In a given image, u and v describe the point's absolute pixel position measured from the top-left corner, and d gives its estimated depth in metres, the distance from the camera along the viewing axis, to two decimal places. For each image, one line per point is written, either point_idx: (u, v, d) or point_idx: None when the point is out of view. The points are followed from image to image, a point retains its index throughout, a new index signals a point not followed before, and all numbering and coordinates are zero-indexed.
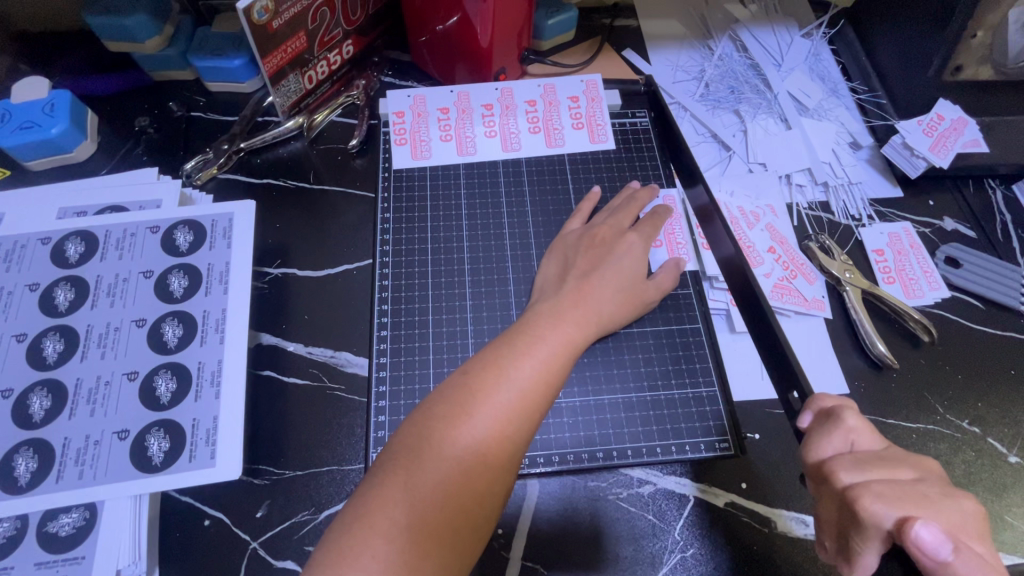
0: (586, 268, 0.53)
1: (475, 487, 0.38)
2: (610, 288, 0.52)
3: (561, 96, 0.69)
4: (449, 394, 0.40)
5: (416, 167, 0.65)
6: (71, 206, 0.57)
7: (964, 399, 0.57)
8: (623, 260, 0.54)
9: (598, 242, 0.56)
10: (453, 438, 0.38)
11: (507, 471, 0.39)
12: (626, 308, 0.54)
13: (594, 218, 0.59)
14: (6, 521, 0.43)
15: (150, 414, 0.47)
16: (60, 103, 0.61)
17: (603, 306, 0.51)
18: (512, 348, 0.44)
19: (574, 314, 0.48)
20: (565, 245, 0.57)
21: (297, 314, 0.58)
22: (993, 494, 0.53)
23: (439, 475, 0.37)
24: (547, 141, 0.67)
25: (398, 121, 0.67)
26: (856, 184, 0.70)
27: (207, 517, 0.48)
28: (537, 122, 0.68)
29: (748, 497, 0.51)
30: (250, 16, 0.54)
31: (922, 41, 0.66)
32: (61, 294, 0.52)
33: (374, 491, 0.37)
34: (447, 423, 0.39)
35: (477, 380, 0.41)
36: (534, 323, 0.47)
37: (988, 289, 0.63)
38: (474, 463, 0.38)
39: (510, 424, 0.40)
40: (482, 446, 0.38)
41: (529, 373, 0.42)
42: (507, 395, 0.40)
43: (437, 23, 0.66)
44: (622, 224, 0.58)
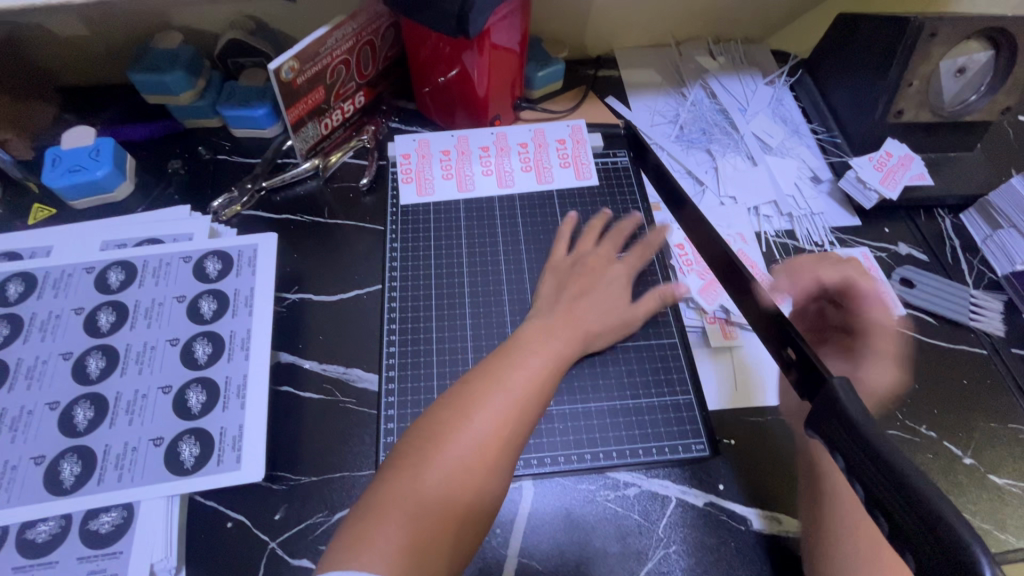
0: (579, 290, 0.60)
1: (476, 484, 0.43)
2: (598, 307, 0.60)
3: (549, 139, 0.77)
4: (450, 405, 0.47)
5: (421, 203, 0.72)
6: (112, 239, 0.64)
7: (921, 406, 0.63)
8: (612, 287, 0.62)
9: (588, 269, 0.63)
10: (455, 440, 0.44)
11: (503, 469, 0.45)
12: (614, 329, 0.61)
13: (580, 245, 0.66)
14: (51, 520, 0.48)
15: (182, 423, 0.53)
16: (104, 149, 0.69)
17: (591, 321, 0.58)
18: (506, 363, 0.50)
19: (562, 335, 0.55)
20: (560, 270, 0.63)
21: (313, 334, 0.64)
22: (949, 493, 0.58)
23: (444, 472, 0.43)
24: (537, 178, 0.75)
25: (405, 162, 0.74)
26: (818, 214, 0.77)
27: (230, 520, 0.53)
28: (529, 162, 0.76)
29: (725, 497, 0.56)
30: (279, 75, 0.63)
31: (867, 88, 0.75)
32: (103, 316, 0.58)
33: (384, 488, 0.42)
34: (448, 428, 0.45)
35: (477, 388, 0.48)
36: (524, 341, 0.54)
37: (939, 306, 0.69)
38: (473, 462, 0.44)
39: (505, 428, 0.46)
40: (480, 447, 0.44)
41: (521, 384, 0.48)
42: (501, 403, 0.47)
43: (438, 76, 0.74)
44: (607, 253, 0.66)
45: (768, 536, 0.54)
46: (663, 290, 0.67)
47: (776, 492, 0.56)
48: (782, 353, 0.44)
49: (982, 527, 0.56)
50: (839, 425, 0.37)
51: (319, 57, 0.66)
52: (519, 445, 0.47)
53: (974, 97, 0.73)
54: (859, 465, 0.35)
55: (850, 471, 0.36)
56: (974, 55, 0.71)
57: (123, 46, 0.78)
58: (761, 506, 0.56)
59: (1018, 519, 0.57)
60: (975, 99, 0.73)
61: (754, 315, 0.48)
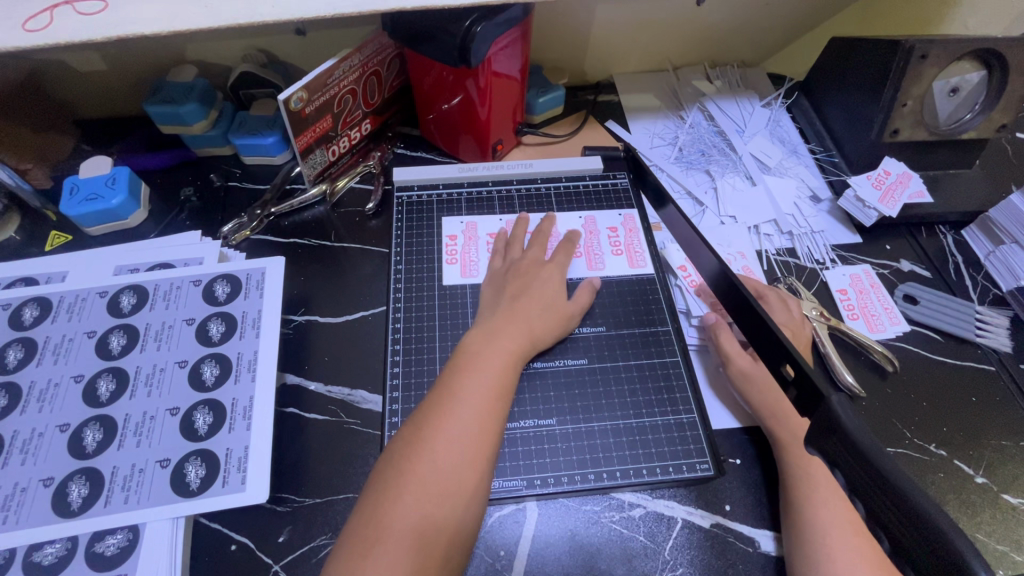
0: (514, 292, 0.61)
1: (456, 502, 0.44)
2: (537, 305, 0.60)
3: (601, 226, 0.75)
4: (423, 424, 0.48)
5: (463, 284, 0.69)
6: (125, 263, 0.65)
7: (930, 424, 0.62)
8: (546, 285, 0.63)
9: (522, 272, 0.64)
10: (431, 459, 0.45)
11: (481, 485, 0.46)
12: (557, 325, 0.61)
13: (513, 250, 0.68)
14: (57, 543, 0.48)
15: (188, 445, 0.53)
16: (121, 178, 0.71)
17: (532, 324, 0.59)
18: (465, 375, 0.51)
19: (508, 336, 0.56)
20: (495, 277, 0.65)
21: (319, 355, 0.65)
22: (963, 513, 0.57)
23: (426, 492, 0.44)
24: (588, 264, 0.70)
25: (450, 243, 0.73)
26: (818, 232, 0.78)
27: (234, 542, 0.53)
28: (580, 247, 0.72)
29: (731, 518, 0.55)
30: (288, 105, 0.65)
31: (863, 109, 0.76)
32: (114, 340, 0.59)
33: (369, 512, 0.43)
34: (424, 447, 0.46)
35: (439, 404, 0.49)
36: (478, 348, 0.55)
37: (945, 322, 0.69)
38: (450, 480, 0.45)
39: (475, 442, 0.47)
40: (456, 464, 0.45)
41: (478, 394, 0.50)
42: (465, 416, 0.48)
43: (443, 103, 0.76)
44: (539, 257, 0.66)
45: (777, 559, 0.53)
46: (663, 306, 0.68)
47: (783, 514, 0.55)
48: (782, 370, 0.44)
49: (999, 549, 0.55)
50: (838, 440, 0.37)
51: (326, 88, 0.68)
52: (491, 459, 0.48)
53: (968, 116, 0.74)
54: (861, 480, 0.35)
55: (851, 486, 0.36)
56: (966, 75, 0.72)
57: (140, 80, 0.82)
58: (767, 526, 0.55)
59: None
60: (969, 118, 0.74)
61: (750, 330, 0.48)
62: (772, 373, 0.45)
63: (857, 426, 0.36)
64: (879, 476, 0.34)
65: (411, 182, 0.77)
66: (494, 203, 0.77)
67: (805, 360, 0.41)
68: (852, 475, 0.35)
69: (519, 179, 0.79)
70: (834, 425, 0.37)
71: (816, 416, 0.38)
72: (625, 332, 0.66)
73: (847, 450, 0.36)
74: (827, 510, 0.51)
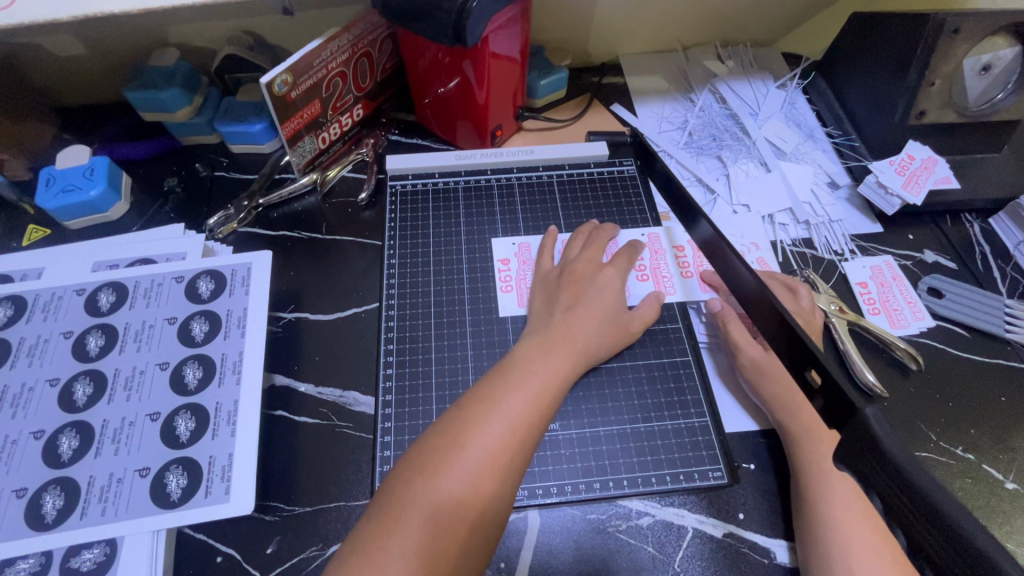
0: (570, 301, 0.57)
1: (485, 490, 0.42)
2: (595, 317, 0.56)
3: (666, 245, 0.69)
4: (466, 408, 0.46)
5: (521, 315, 0.63)
6: (104, 259, 0.62)
7: (957, 425, 0.58)
8: (604, 294, 0.58)
9: (578, 277, 0.60)
10: (471, 442, 0.43)
11: (508, 492, 0.43)
12: (614, 338, 0.58)
13: (569, 252, 0.64)
14: (30, 557, 0.46)
15: (170, 452, 0.50)
16: (99, 169, 0.68)
17: (589, 338, 0.55)
18: (514, 371, 0.49)
19: (562, 349, 0.53)
20: (549, 281, 0.61)
21: (309, 355, 0.61)
22: (992, 520, 0.53)
23: (459, 474, 0.41)
24: (658, 289, 0.65)
25: (503, 269, 0.66)
26: (837, 221, 0.73)
27: (219, 553, 0.50)
28: (645, 270, 0.66)
29: (745, 527, 0.52)
30: (271, 89, 0.61)
31: (887, 90, 0.72)
32: (92, 340, 0.56)
33: (398, 485, 0.41)
34: (465, 430, 0.44)
35: (474, 411, 0.45)
36: (524, 356, 0.51)
37: (972, 317, 0.64)
38: (486, 467, 0.42)
39: (514, 438, 0.44)
40: (488, 467, 0.42)
41: (519, 405, 0.46)
42: (502, 427, 0.44)
43: (439, 86, 0.72)
44: (595, 259, 0.62)
45: (795, 571, 0.50)
46: (672, 302, 0.64)
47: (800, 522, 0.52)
48: (806, 376, 0.40)
49: None
50: (873, 457, 0.33)
51: (313, 70, 0.64)
52: (529, 460, 0.45)
53: (1001, 96, 0.69)
54: (898, 503, 0.31)
55: (887, 510, 0.32)
56: (999, 51, 0.67)
57: (121, 64, 0.77)
58: (783, 536, 0.52)
59: None
60: (1001, 98, 0.69)
61: (771, 329, 0.44)
62: (796, 380, 0.42)
63: (895, 443, 0.32)
64: (922, 501, 0.30)
65: (405, 171, 0.74)
66: (493, 191, 0.73)
67: (833, 365, 0.37)
68: (886, 494, 0.32)
69: (520, 167, 0.75)
70: (866, 439, 0.33)
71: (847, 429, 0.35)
72: None
73: (882, 470, 0.32)
74: (849, 520, 0.47)
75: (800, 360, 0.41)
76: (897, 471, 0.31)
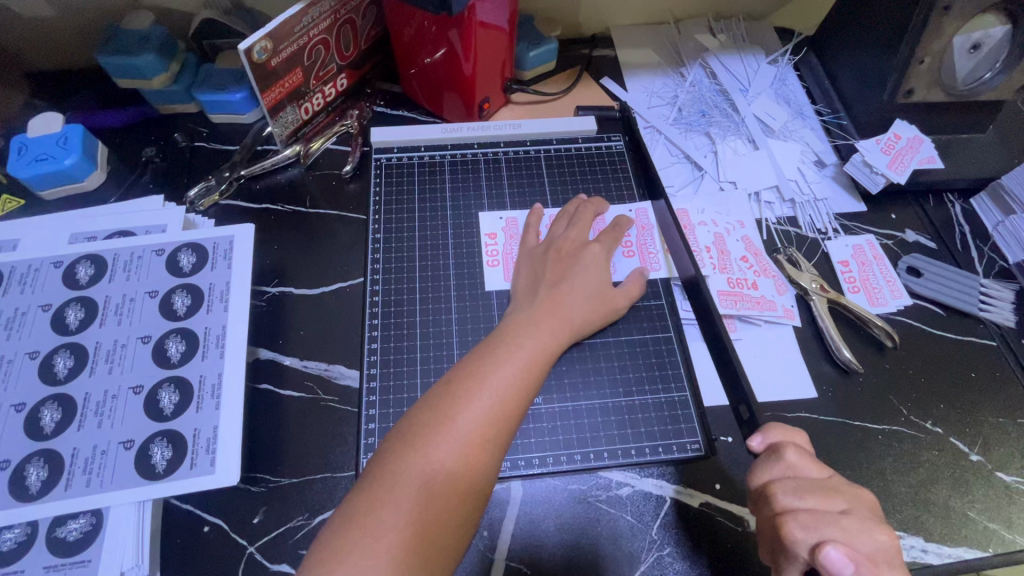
0: (555, 278, 0.57)
1: (475, 460, 0.42)
2: (580, 293, 0.57)
3: (653, 221, 0.69)
4: (455, 381, 0.46)
5: (507, 291, 0.63)
6: (81, 231, 0.61)
7: (927, 401, 0.60)
8: (589, 271, 0.59)
9: (564, 254, 0.60)
10: (460, 415, 0.44)
11: (495, 463, 0.44)
12: (598, 314, 0.58)
13: (555, 229, 0.63)
14: (16, 528, 0.46)
15: (153, 425, 0.51)
16: (74, 137, 0.66)
17: (574, 314, 0.56)
18: (501, 346, 0.50)
19: (548, 324, 0.53)
20: (534, 257, 0.61)
21: (294, 328, 0.61)
22: (956, 491, 0.56)
23: (450, 444, 0.42)
24: (643, 265, 0.65)
25: (490, 243, 0.66)
26: (822, 200, 0.74)
27: (207, 523, 0.50)
28: (631, 246, 0.66)
29: (721, 497, 0.54)
30: (251, 56, 0.59)
31: (877, 67, 0.71)
32: (71, 313, 0.55)
33: (388, 457, 0.42)
34: (452, 403, 0.44)
35: (462, 385, 0.46)
36: (511, 331, 0.52)
37: (947, 296, 0.66)
38: (475, 437, 0.43)
39: (503, 409, 0.45)
40: (476, 439, 0.43)
41: (506, 378, 0.47)
42: (489, 401, 0.45)
43: (425, 56, 0.70)
44: (582, 236, 0.62)
45: None
46: (656, 278, 0.65)
47: None
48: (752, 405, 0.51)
49: (989, 526, 0.54)
50: None
51: (293, 37, 0.62)
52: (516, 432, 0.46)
53: (989, 75, 0.69)
54: None
55: None
56: (990, 29, 0.66)
57: (92, 26, 0.74)
58: None
59: None
60: (989, 77, 0.68)
61: None
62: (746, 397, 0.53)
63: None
64: None
65: (392, 144, 0.72)
66: (480, 166, 0.72)
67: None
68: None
69: (507, 142, 0.74)
70: None
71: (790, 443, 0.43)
72: None
73: None
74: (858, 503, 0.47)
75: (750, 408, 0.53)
76: None
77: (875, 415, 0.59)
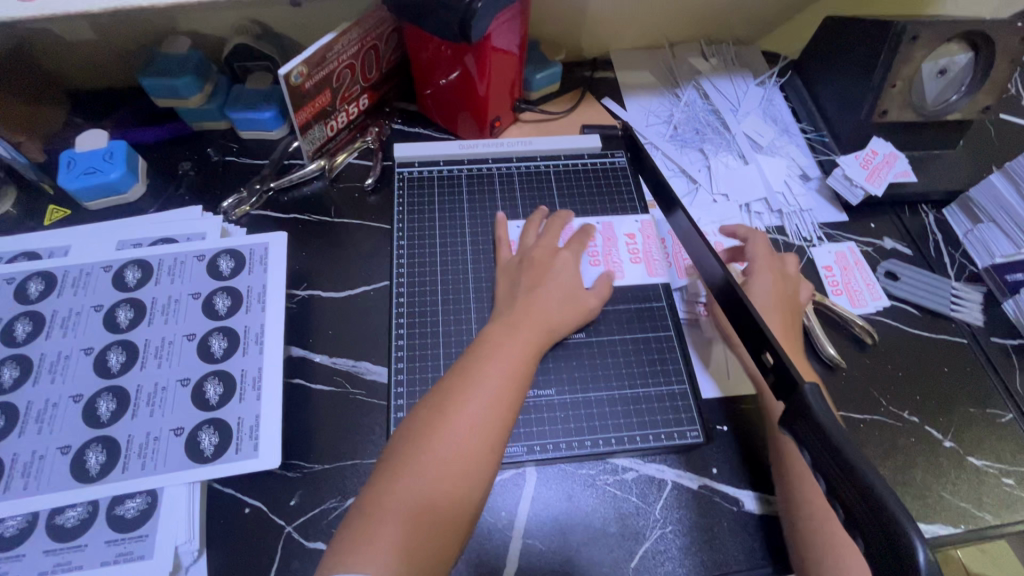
0: (532, 284, 0.63)
1: (469, 453, 0.48)
2: (555, 296, 0.62)
3: (658, 232, 0.75)
4: (448, 386, 0.52)
5: None
6: (127, 238, 0.66)
7: (904, 393, 0.66)
8: (562, 275, 0.64)
9: (538, 262, 0.65)
10: (453, 414, 0.50)
11: (491, 454, 0.49)
12: (575, 313, 0.63)
13: (528, 240, 0.69)
14: (78, 506, 0.50)
15: (201, 414, 0.55)
16: (118, 152, 0.71)
17: (552, 311, 0.61)
18: (470, 374, 0.53)
19: (528, 324, 0.59)
20: (510, 269, 0.66)
21: (324, 328, 0.66)
22: (931, 474, 0.61)
23: (422, 479, 0.46)
24: (649, 270, 0.71)
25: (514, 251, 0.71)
26: (807, 211, 0.80)
27: (248, 505, 0.55)
28: (637, 253, 0.72)
29: (717, 480, 0.59)
30: (288, 80, 0.65)
31: (855, 89, 0.78)
32: (122, 313, 0.60)
33: (393, 456, 0.48)
34: (446, 405, 0.50)
35: (453, 389, 0.52)
36: (499, 335, 0.57)
37: (922, 298, 0.72)
38: (468, 433, 0.49)
39: (476, 435, 0.49)
40: (469, 434, 0.49)
41: (495, 379, 0.52)
42: (480, 399, 0.51)
43: (441, 78, 0.76)
44: (551, 244, 0.68)
45: (760, 517, 0.57)
46: (658, 282, 0.70)
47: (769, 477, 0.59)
48: (762, 358, 0.48)
49: (961, 506, 0.59)
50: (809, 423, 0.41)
51: (325, 62, 0.68)
52: (494, 460, 0.49)
53: (955, 97, 0.76)
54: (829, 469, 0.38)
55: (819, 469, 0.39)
56: (955, 57, 0.74)
57: (132, 49, 0.80)
58: (751, 487, 0.59)
59: (995, 498, 0.60)
60: (956, 99, 0.76)
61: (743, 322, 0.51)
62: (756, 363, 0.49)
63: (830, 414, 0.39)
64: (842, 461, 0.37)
65: (411, 159, 0.78)
66: (494, 179, 0.78)
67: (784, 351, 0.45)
68: (826, 467, 0.39)
69: (517, 157, 0.80)
70: (804, 411, 0.41)
71: (790, 402, 0.43)
72: (622, 306, 0.68)
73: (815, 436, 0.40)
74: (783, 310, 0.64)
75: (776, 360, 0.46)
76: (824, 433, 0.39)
77: (859, 406, 0.65)
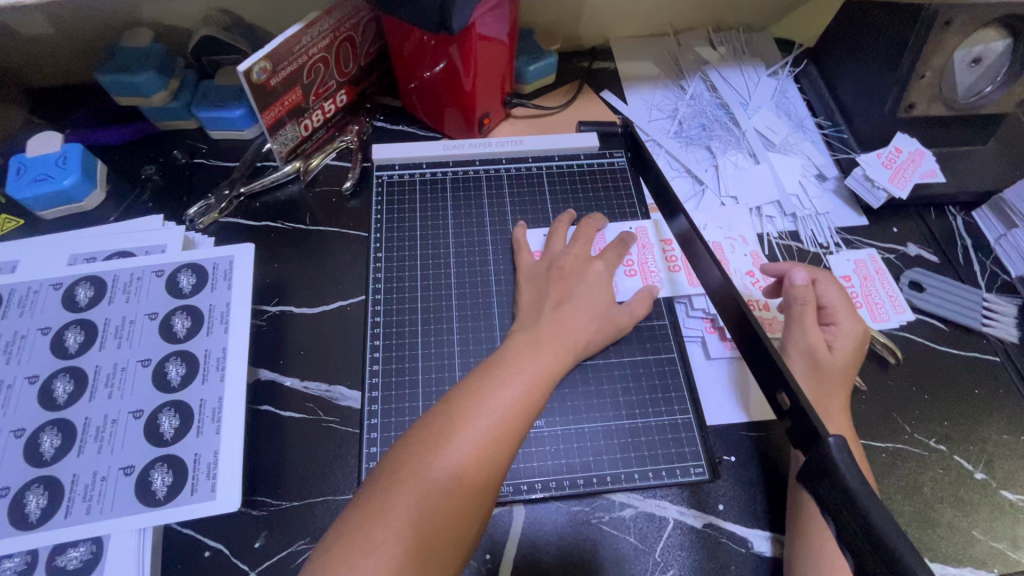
0: (558, 297, 0.57)
1: (471, 483, 0.41)
2: (583, 313, 0.56)
3: None
4: (454, 401, 0.45)
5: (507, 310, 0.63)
6: (80, 252, 0.61)
7: (931, 418, 0.60)
8: (593, 290, 0.58)
9: (566, 272, 0.59)
10: (458, 434, 0.42)
11: (492, 487, 0.42)
12: (601, 333, 0.58)
13: (556, 246, 0.63)
14: (16, 556, 0.46)
15: (154, 450, 0.50)
16: (73, 156, 0.66)
17: (579, 333, 0.55)
18: (481, 392, 0.46)
19: (553, 345, 0.52)
20: (537, 276, 0.60)
21: (295, 349, 0.61)
22: (960, 511, 0.55)
23: (416, 500, 0.39)
24: (689, 280, 0.65)
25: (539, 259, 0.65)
26: (823, 215, 0.74)
27: (207, 548, 0.50)
28: (676, 261, 0.67)
29: (725, 518, 0.53)
30: (250, 77, 0.59)
31: (878, 81, 0.71)
32: (71, 336, 0.55)
33: (383, 474, 0.41)
34: (451, 423, 0.43)
35: (458, 406, 0.44)
36: (515, 352, 0.51)
37: (950, 311, 0.66)
38: (473, 458, 0.42)
39: (479, 465, 0.42)
40: (472, 460, 0.42)
41: (508, 401, 0.45)
42: (487, 423, 0.44)
43: (424, 71, 0.70)
44: (584, 252, 0.62)
45: (772, 561, 0.52)
46: (660, 297, 0.64)
47: (783, 516, 0.53)
48: (777, 398, 0.42)
49: (995, 547, 0.54)
50: (831, 482, 0.35)
51: (292, 57, 0.62)
52: (501, 478, 0.43)
53: (990, 88, 0.68)
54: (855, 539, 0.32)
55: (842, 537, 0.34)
56: (991, 43, 0.66)
57: (91, 44, 0.74)
58: (762, 526, 0.53)
59: None
60: (990, 91, 0.68)
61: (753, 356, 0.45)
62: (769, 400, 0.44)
63: (854, 476, 0.34)
64: (872, 533, 0.31)
65: (392, 161, 0.72)
66: (482, 182, 0.72)
67: (801, 391, 0.39)
68: (846, 530, 0.33)
69: (508, 158, 0.74)
70: (826, 467, 0.35)
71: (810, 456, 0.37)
72: None
73: (837, 497, 0.34)
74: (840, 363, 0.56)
75: (791, 401, 0.40)
76: (849, 496, 0.33)
77: (882, 434, 0.59)
